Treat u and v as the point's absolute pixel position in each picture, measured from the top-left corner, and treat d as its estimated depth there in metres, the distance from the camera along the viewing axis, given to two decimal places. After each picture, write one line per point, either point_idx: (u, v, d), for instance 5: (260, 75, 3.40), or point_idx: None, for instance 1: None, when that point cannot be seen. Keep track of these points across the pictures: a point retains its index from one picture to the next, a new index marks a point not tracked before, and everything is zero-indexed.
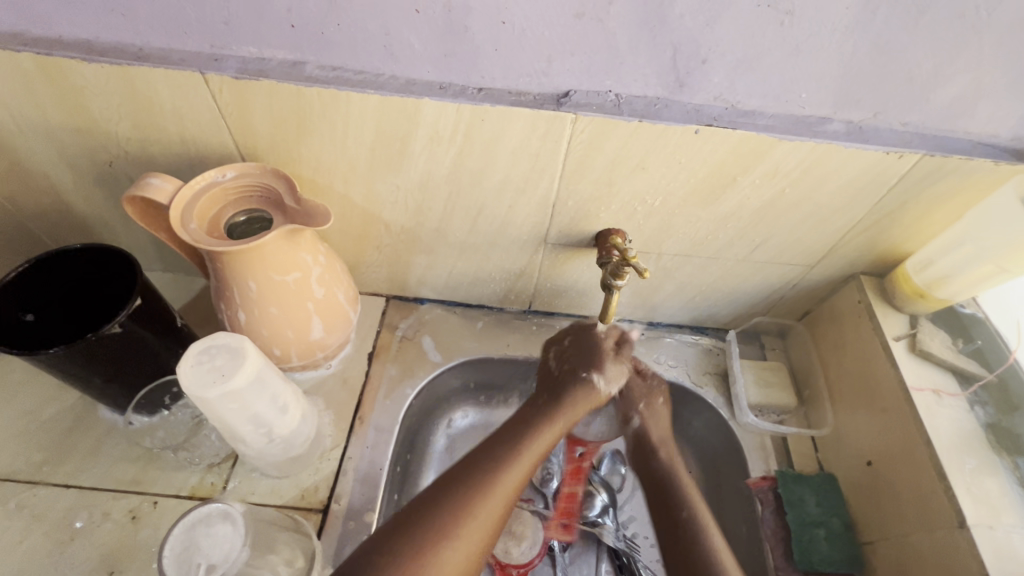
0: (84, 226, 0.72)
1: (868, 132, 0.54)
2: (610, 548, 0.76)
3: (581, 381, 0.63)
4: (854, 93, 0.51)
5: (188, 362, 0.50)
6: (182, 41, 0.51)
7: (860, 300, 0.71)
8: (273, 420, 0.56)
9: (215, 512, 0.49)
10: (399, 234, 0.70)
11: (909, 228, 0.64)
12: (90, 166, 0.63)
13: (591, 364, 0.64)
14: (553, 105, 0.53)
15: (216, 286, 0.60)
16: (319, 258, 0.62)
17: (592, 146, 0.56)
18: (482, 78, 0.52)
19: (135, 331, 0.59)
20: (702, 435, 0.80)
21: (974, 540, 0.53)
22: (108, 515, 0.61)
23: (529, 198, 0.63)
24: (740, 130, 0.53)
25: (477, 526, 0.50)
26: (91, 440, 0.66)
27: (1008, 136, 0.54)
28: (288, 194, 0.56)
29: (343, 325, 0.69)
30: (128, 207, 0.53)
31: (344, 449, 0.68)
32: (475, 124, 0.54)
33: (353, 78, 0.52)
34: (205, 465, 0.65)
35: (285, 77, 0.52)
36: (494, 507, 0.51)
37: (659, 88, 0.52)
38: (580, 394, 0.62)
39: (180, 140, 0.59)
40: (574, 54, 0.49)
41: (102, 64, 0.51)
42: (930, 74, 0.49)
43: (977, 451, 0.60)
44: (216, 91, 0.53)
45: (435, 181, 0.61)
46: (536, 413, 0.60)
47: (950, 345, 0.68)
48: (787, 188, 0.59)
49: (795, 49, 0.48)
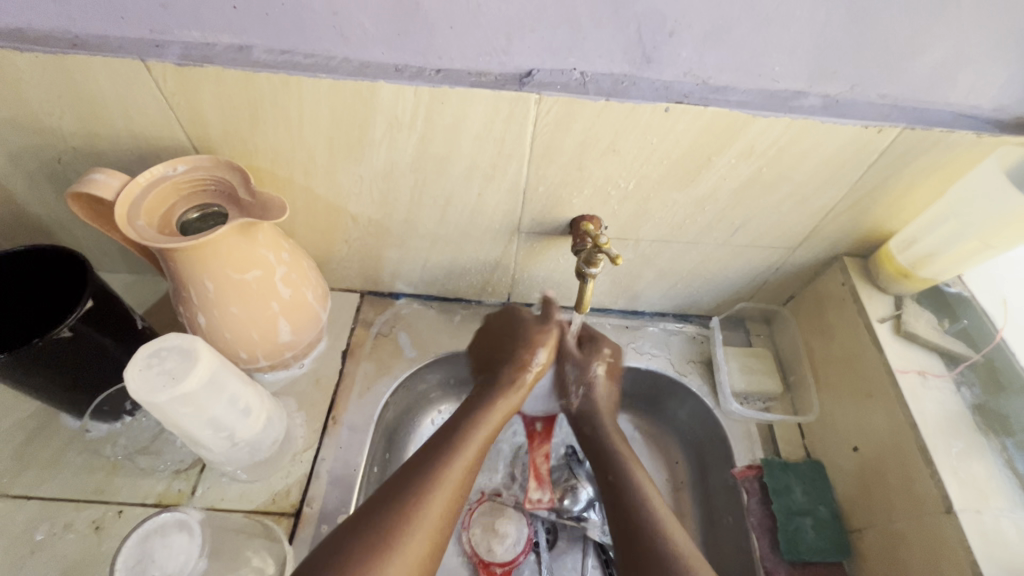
0: (40, 227, 0.69)
1: (845, 106, 0.52)
2: (596, 543, 0.74)
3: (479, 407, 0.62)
4: (828, 65, 0.49)
5: (137, 366, 0.47)
6: (120, 28, 0.48)
7: (844, 282, 0.69)
8: (234, 424, 0.54)
9: (171, 521, 0.47)
10: (367, 227, 0.67)
11: (891, 206, 0.62)
12: (37, 163, 0.60)
13: (528, 333, 0.68)
14: (516, 85, 0.50)
15: (173, 286, 0.57)
16: (282, 256, 0.60)
17: (559, 128, 0.53)
18: (439, 58, 0.49)
19: (86, 334, 0.56)
20: (687, 424, 0.78)
21: (961, 526, 0.52)
22: (70, 527, 0.59)
23: (499, 185, 0.60)
24: (712, 107, 0.51)
25: (427, 522, 0.50)
26: (54, 448, 0.64)
27: (990, 106, 0.52)
28: (243, 187, 0.54)
29: (313, 325, 0.67)
30: (73, 205, 0.51)
31: (317, 451, 0.66)
32: (435, 108, 0.52)
33: (303, 62, 0.50)
34: (171, 471, 0.62)
35: (231, 62, 0.49)
36: (451, 478, 0.54)
37: (625, 65, 0.49)
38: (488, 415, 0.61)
39: (129, 134, 0.56)
40: (533, 30, 0.47)
41: (37, 54, 0.48)
42: (907, 41, 0.47)
43: (963, 433, 0.58)
44: (160, 80, 0.50)
45: (399, 170, 0.59)
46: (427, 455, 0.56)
47: (935, 325, 0.66)
48: (765, 167, 0.57)
49: (765, 19, 0.45)
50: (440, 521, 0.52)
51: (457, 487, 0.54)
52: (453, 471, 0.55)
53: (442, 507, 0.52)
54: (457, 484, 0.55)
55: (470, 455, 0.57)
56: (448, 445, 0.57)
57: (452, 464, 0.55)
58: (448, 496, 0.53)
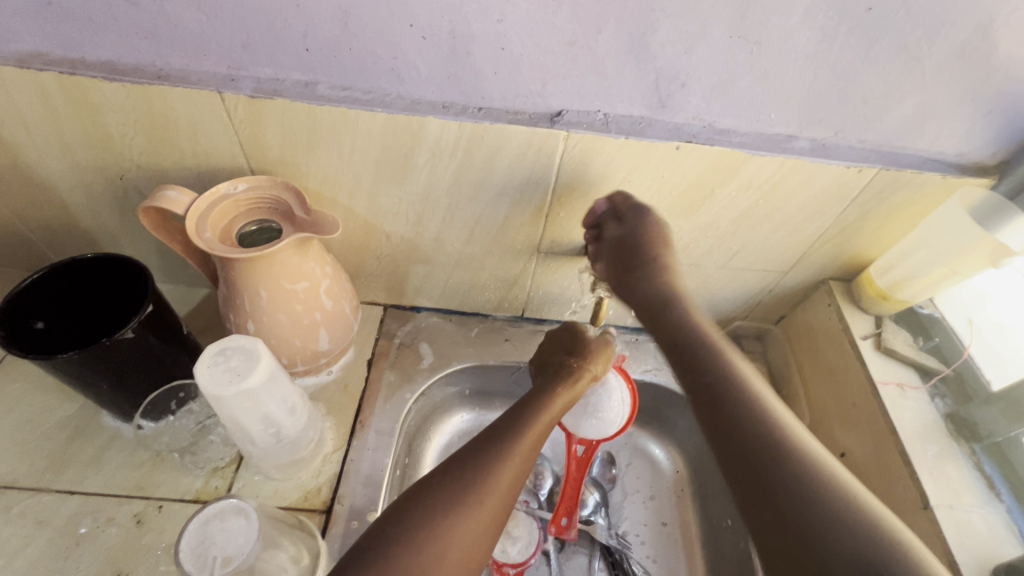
0: (88, 239, 0.74)
1: (830, 148, 0.60)
2: (603, 546, 0.77)
3: (541, 393, 0.63)
4: (816, 113, 0.57)
5: (204, 363, 0.54)
6: (201, 63, 0.54)
7: (830, 303, 0.76)
8: (281, 421, 0.60)
9: (228, 507, 0.51)
10: (399, 244, 0.73)
11: (872, 236, 0.70)
12: (100, 179, 0.65)
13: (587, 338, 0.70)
14: (547, 123, 0.57)
15: (226, 293, 0.62)
16: (326, 269, 0.65)
17: (582, 161, 0.60)
18: (481, 98, 0.56)
19: (144, 338, 0.60)
20: (688, 435, 0.85)
21: (937, 519, 0.58)
22: (112, 520, 0.62)
23: (524, 210, 0.67)
24: (717, 146, 0.58)
25: (488, 499, 0.52)
26: (96, 446, 0.67)
27: (952, 153, 0.61)
28: (298, 206, 0.59)
29: (346, 334, 0.72)
30: (143, 217, 0.56)
31: (346, 452, 0.70)
32: (475, 140, 0.59)
33: (362, 98, 0.56)
34: (209, 469, 0.66)
35: (298, 96, 0.56)
36: (520, 449, 0.57)
37: (643, 109, 0.57)
38: (549, 401, 0.62)
39: (192, 155, 0.62)
40: (566, 77, 0.54)
41: (124, 83, 0.54)
42: (882, 97, 0.55)
43: (937, 438, 0.65)
44: (231, 109, 0.56)
45: (435, 194, 0.65)
46: (499, 434, 0.57)
47: (911, 342, 0.73)
48: (761, 200, 0.65)
49: (764, 74, 0.53)
50: (506, 496, 0.54)
51: (525, 457, 0.57)
52: (519, 448, 0.57)
53: (507, 480, 0.54)
54: (522, 460, 0.56)
55: (533, 435, 0.58)
56: (515, 424, 0.58)
57: (522, 436, 0.57)
58: (517, 464, 0.56)
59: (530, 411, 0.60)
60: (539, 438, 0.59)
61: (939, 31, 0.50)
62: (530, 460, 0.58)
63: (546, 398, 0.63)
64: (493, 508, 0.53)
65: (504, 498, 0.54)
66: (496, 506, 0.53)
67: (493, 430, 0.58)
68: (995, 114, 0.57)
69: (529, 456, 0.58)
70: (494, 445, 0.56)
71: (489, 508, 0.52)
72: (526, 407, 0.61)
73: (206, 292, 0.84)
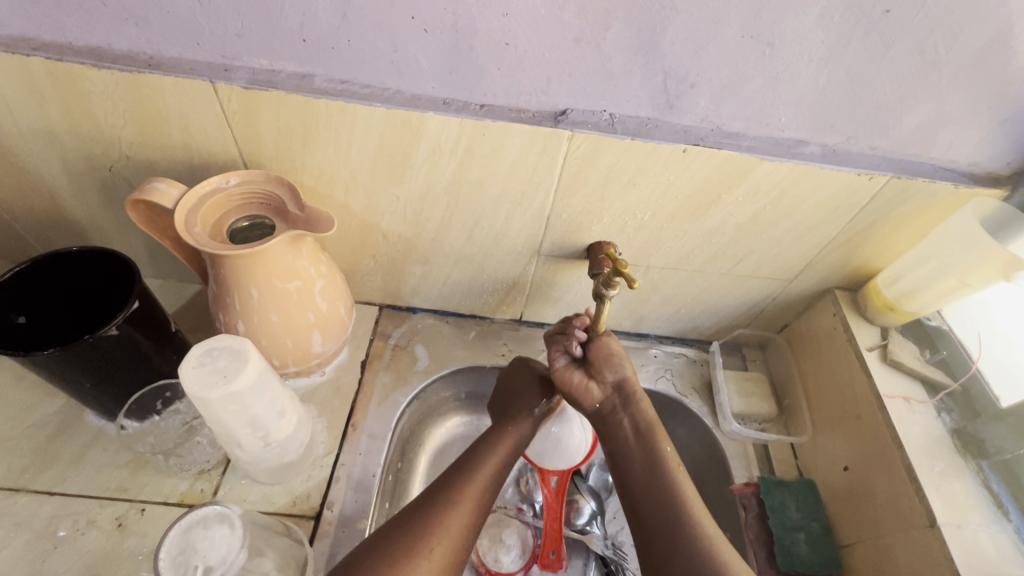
0: (76, 230, 0.72)
1: (841, 155, 0.58)
2: (598, 556, 0.75)
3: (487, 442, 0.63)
4: (828, 118, 0.55)
5: (190, 364, 0.52)
6: (194, 51, 0.52)
7: (835, 313, 0.75)
8: (270, 425, 0.58)
9: (212, 514, 0.49)
10: (396, 243, 0.71)
11: (879, 246, 0.68)
12: (89, 170, 0.63)
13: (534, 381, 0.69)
14: (551, 122, 0.56)
15: (216, 291, 0.60)
16: (321, 269, 0.63)
17: (587, 162, 0.59)
18: (484, 95, 0.55)
19: (129, 334, 0.58)
20: (687, 444, 0.83)
21: (944, 539, 0.57)
22: (93, 523, 0.60)
23: (525, 210, 0.65)
24: (725, 150, 0.57)
25: (440, 545, 0.52)
26: (78, 446, 0.65)
27: (966, 161, 0.59)
28: (292, 201, 0.57)
29: (339, 335, 0.70)
30: (131, 210, 0.54)
31: (336, 457, 0.68)
32: (476, 138, 0.57)
33: (360, 92, 0.54)
34: (194, 472, 0.64)
35: (293, 88, 0.54)
36: (467, 496, 0.56)
37: (651, 109, 0.55)
38: (497, 448, 0.62)
39: (184, 147, 0.60)
40: (571, 75, 0.53)
41: (113, 71, 0.52)
42: (895, 103, 0.54)
43: (944, 454, 0.63)
44: (224, 100, 0.54)
45: (435, 192, 0.63)
46: (449, 483, 0.58)
47: (918, 356, 0.71)
48: (768, 206, 0.63)
49: (775, 77, 0.52)
50: (459, 541, 0.54)
51: (475, 505, 0.57)
52: (469, 494, 0.57)
53: (461, 521, 0.55)
54: (473, 503, 0.56)
55: (484, 480, 0.59)
56: (463, 475, 0.58)
57: (470, 483, 0.58)
58: (467, 508, 0.56)
59: (481, 455, 0.61)
60: (489, 482, 0.59)
61: (957, 36, 0.48)
62: (484, 504, 0.58)
63: (494, 444, 0.63)
64: (445, 553, 0.52)
65: (457, 546, 0.53)
66: (450, 553, 0.53)
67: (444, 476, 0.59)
68: (1011, 122, 0.55)
69: (482, 502, 0.58)
70: (443, 494, 0.56)
71: (441, 556, 0.52)
72: (473, 453, 0.61)
73: (197, 287, 0.82)
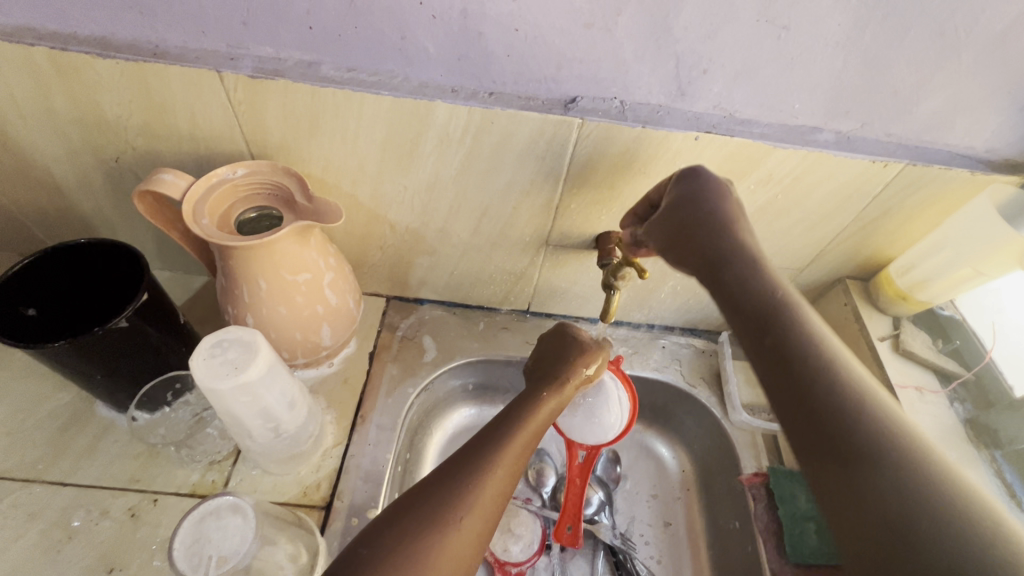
0: (83, 223, 0.71)
1: (856, 142, 0.57)
2: (607, 545, 0.75)
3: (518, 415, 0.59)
4: (843, 104, 0.54)
5: (200, 356, 0.52)
6: (199, 40, 0.52)
7: (846, 302, 0.74)
8: (280, 416, 0.58)
9: (224, 505, 0.50)
10: (404, 235, 0.71)
11: (892, 234, 0.67)
12: (95, 162, 0.63)
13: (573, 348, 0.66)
14: (561, 109, 0.55)
15: (225, 284, 0.60)
16: (329, 261, 0.63)
17: (596, 150, 0.58)
18: (493, 83, 0.54)
19: (138, 326, 0.58)
20: (694, 434, 0.83)
21: None
22: (106, 513, 0.60)
23: (534, 200, 0.65)
24: (738, 137, 0.56)
25: (473, 515, 0.49)
26: (90, 437, 0.66)
27: (983, 148, 0.58)
28: (299, 192, 0.57)
29: (348, 327, 0.70)
30: (138, 201, 0.54)
31: (346, 448, 0.68)
32: (484, 127, 0.56)
33: (367, 80, 0.54)
34: (205, 463, 0.64)
35: (300, 77, 0.53)
36: (502, 468, 0.53)
37: (662, 97, 0.54)
38: (529, 418, 0.58)
39: (190, 138, 0.59)
40: (582, 62, 0.52)
41: (118, 60, 0.52)
42: (913, 88, 0.53)
43: (958, 444, 0.65)
44: (231, 90, 0.54)
45: (442, 182, 0.63)
46: (481, 449, 0.54)
47: (930, 345, 0.71)
48: (780, 194, 0.62)
49: (790, 61, 0.51)
50: (490, 513, 0.51)
51: (506, 478, 0.53)
52: (501, 465, 0.53)
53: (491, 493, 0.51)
54: (506, 475, 0.53)
55: (517, 452, 0.55)
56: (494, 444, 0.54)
57: (502, 453, 0.54)
58: (498, 482, 0.52)
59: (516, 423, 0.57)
60: (516, 457, 0.55)
61: (979, 17, 0.47)
62: (514, 474, 0.55)
63: (525, 416, 0.59)
64: (475, 527, 0.49)
65: (485, 519, 0.50)
66: (480, 524, 0.50)
67: (475, 444, 0.55)
68: None
69: (512, 475, 0.54)
70: (471, 463, 0.52)
71: (470, 529, 0.49)
72: (505, 421, 0.57)
73: (204, 279, 0.82)
